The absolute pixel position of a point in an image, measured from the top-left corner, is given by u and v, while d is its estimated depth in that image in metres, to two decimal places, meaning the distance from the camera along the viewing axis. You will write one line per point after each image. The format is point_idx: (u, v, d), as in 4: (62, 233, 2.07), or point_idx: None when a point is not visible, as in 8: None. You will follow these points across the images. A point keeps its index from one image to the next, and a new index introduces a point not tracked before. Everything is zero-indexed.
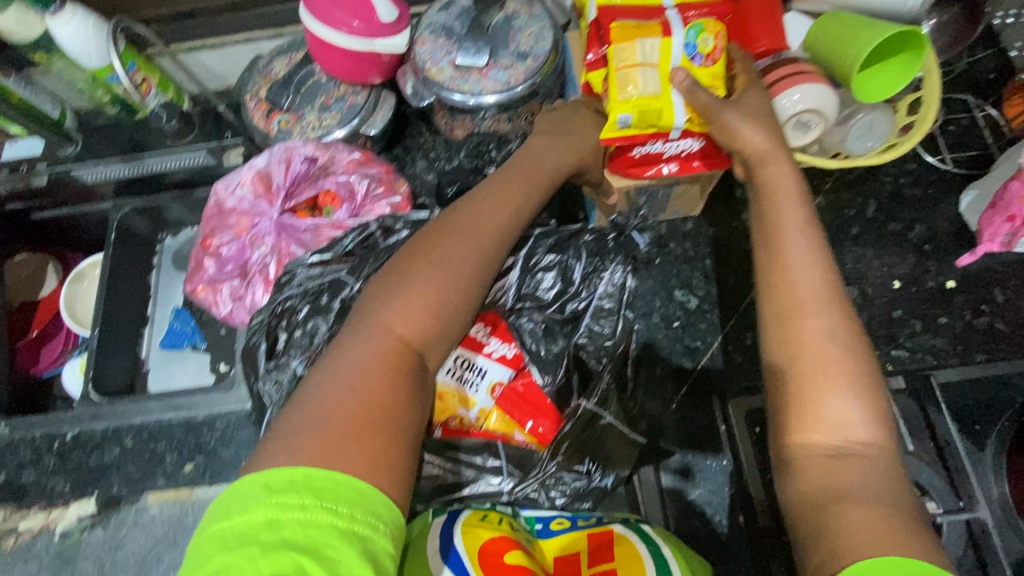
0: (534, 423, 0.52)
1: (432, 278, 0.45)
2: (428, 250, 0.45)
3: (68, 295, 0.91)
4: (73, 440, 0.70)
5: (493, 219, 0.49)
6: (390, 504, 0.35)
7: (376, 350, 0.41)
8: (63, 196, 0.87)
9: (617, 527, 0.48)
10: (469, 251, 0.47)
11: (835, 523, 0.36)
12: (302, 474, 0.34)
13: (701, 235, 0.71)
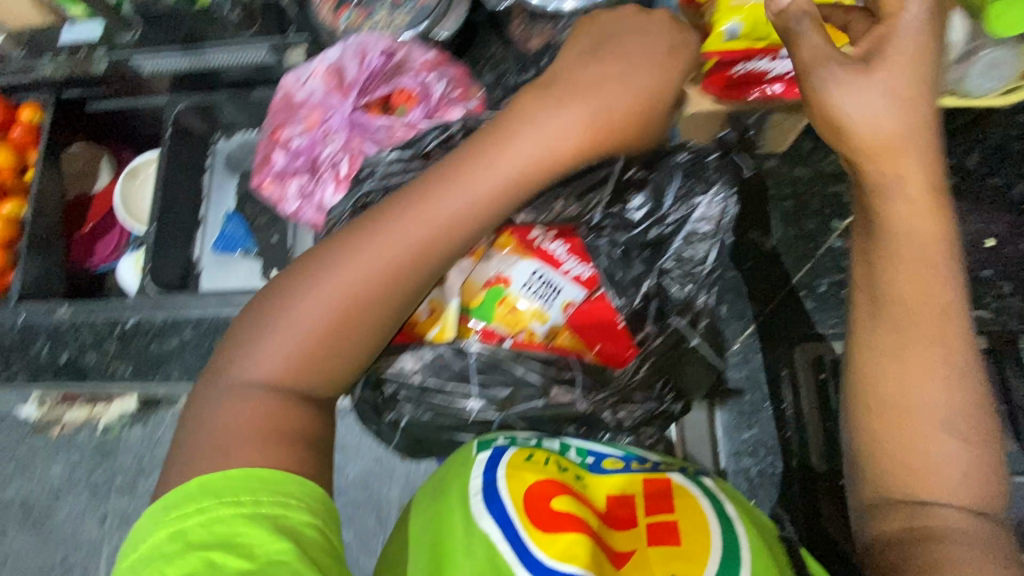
0: (607, 346, 0.52)
1: (350, 307, 0.45)
2: (361, 275, 0.44)
3: (123, 190, 0.92)
4: (133, 328, 0.71)
5: (420, 231, 0.45)
6: (304, 487, 0.42)
7: (286, 349, 0.45)
8: (120, 86, 0.85)
9: (675, 477, 0.49)
10: (388, 272, 0.45)
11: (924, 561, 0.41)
12: (202, 486, 0.40)
13: (783, 174, 0.67)
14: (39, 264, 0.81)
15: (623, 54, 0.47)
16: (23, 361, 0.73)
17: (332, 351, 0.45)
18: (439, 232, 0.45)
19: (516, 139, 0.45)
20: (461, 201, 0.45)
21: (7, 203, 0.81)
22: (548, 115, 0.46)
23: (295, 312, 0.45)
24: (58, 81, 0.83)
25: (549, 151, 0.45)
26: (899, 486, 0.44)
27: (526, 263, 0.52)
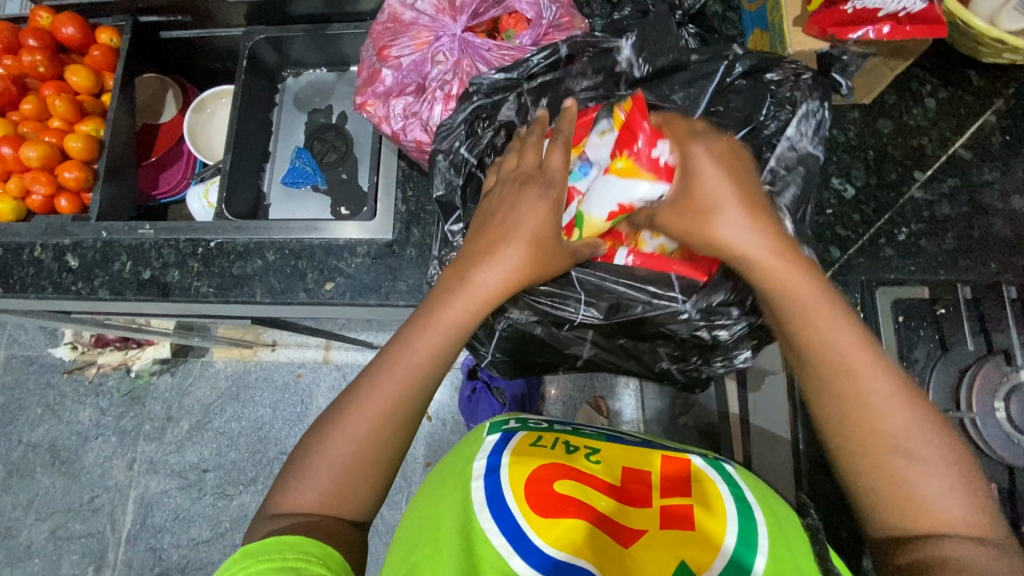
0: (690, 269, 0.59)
1: (359, 447, 0.52)
2: (365, 405, 0.53)
3: (192, 122, 0.92)
4: (217, 248, 0.73)
5: (393, 384, 0.53)
6: (320, 547, 0.48)
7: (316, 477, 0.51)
8: (198, 13, 0.84)
9: (696, 461, 0.56)
10: (380, 416, 0.52)
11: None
12: (242, 554, 0.47)
13: (868, 124, 0.68)
14: (114, 187, 0.82)
15: (528, 204, 0.54)
16: (104, 277, 0.73)
17: (351, 484, 0.52)
18: (409, 374, 0.53)
19: (445, 295, 0.54)
20: (417, 346, 0.53)
21: (86, 124, 0.81)
22: (484, 279, 0.53)
23: (303, 477, 0.52)
24: (140, 4, 0.82)
25: (499, 292, 0.53)
26: (891, 519, 0.48)
27: (643, 188, 0.54)
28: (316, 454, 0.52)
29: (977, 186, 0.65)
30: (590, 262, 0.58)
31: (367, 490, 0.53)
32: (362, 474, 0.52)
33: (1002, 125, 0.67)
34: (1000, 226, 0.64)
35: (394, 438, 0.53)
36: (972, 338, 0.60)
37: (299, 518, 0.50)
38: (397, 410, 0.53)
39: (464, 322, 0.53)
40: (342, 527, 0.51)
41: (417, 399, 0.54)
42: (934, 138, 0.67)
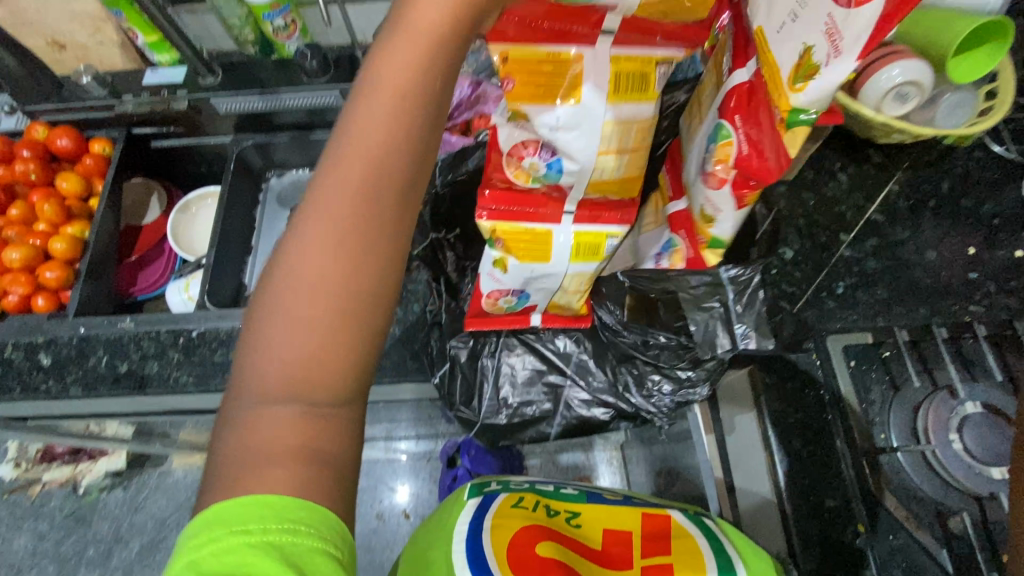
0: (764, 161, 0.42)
1: (302, 327, 0.37)
2: (321, 224, 0.37)
3: (175, 222, 0.96)
4: (198, 337, 0.74)
5: (349, 186, 0.38)
6: (315, 509, 0.36)
7: (292, 344, 0.37)
8: (189, 124, 0.92)
9: (675, 516, 0.58)
10: (317, 274, 0.37)
11: None
12: (207, 513, 0.36)
13: (795, 196, 0.78)
14: (93, 285, 0.83)
15: None
16: (78, 373, 0.72)
17: (311, 377, 0.37)
18: (349, 196, 0.37)
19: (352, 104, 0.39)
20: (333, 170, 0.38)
21: (71, 226, 0.86)
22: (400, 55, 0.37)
23: (269, 351, 0.38)
24: (136, 118, 0.89)
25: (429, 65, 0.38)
26: None
27: None
28: (276, 317, 0.38)
29: (895, 243, 0.75)
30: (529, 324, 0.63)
31: (344, 369, 0.38)
32: (324, 353, 0.37)
33: (904, 193, 0.78)
34: (920, 276, 0.72)
35: (347, 297, 0.37)
36: (917, 375, 0.66)
37: (260, 484, 0.36)
38: (363, 219, 0.38)
39: (386, 118, 0.38)
40: (320, 435, 0.38)
41: (356, 235, 0.38)
42: (851, 206, 0.77)
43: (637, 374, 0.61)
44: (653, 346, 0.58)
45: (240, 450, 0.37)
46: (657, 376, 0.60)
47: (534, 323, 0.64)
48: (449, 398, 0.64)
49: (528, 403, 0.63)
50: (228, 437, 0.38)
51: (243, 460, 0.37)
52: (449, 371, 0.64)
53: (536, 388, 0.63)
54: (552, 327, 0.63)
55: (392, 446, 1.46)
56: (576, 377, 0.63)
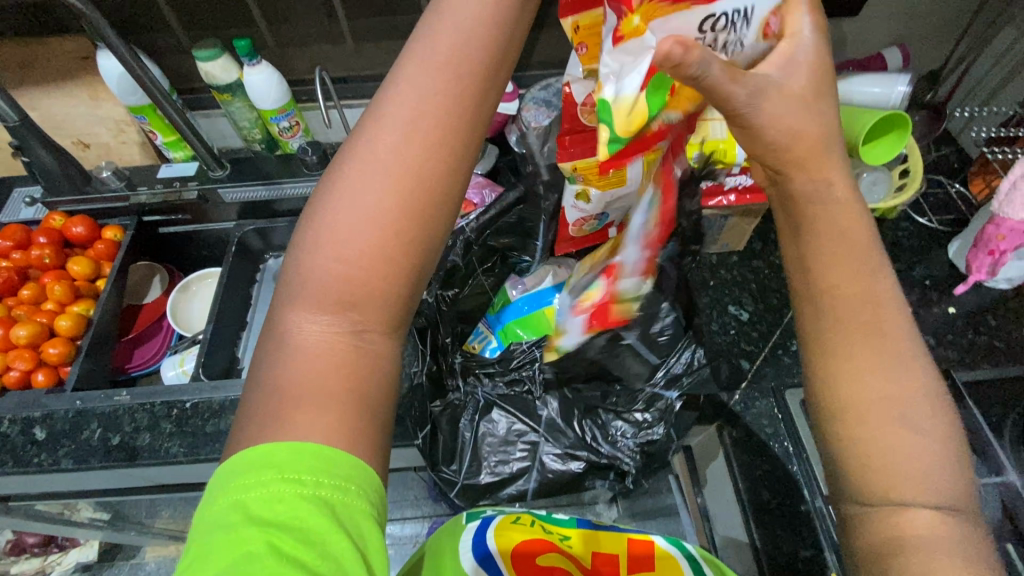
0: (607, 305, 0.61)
1: (365, 228, 0.42)
2: (385, 144, 0.43)
3: (175, 301, 1.01)
4: (192, 409, 0.77)
5: (408, 113, 0.44)
6: (362, 468, 0.39)
7: (358, 242, 0.42)
8: (195, 212, 1.00)
9: (658, 540, 0.60)
10: (380, 188, 0.43)
11: (878, 448, 0.41)
12: (260, 455, 0.38)
13: (745, 264, 0.86)
14: (92, 362, 0.88)
15: None
16: (71, 446, 0.74)
17: (365, 294, 0.42)
18: (412, 120, 0.44)
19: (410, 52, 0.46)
20: (389, 107, 0.44)
21: (77, 305, 0.92)
22: (455, 14, 0.46)
23: (334, 249, 0.42)
24: (148, 206, 0.98)
25: (481, 26, 0.46)
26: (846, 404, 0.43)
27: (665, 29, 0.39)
28: (342, 219, 0.42)
29: None
30: (492, 389, 0.68)
31: (395, 282, 0.43)
32: (382, 263, 0.42)
33: None
34: None
35: (404, 214, 0.43)
36: None
37: (308, 429, 0.39)
38: (427, 138, 0.44)
39: (448, 64, 0.45)
40: (368, 366, 0.42)
41: (418, 158, 0.43)
42: None
43: (604, 427, 0.65)
44: (611, 395, 0.67)
45: (278, 387, 0.40)
46: (621, 423, 0.65)
47: (505, 386, 0.69)
48: (431, 458, 0.65)
49: (502, 458, 0.65)
50: (271, 361, 0.42)
51: (291, 395, 0.40)
52: (430, 433, 0.66)
53: (513, 447, 0.65)
54: (526, 387, 0.68)
55: None
56: (548, 432, 0.65)
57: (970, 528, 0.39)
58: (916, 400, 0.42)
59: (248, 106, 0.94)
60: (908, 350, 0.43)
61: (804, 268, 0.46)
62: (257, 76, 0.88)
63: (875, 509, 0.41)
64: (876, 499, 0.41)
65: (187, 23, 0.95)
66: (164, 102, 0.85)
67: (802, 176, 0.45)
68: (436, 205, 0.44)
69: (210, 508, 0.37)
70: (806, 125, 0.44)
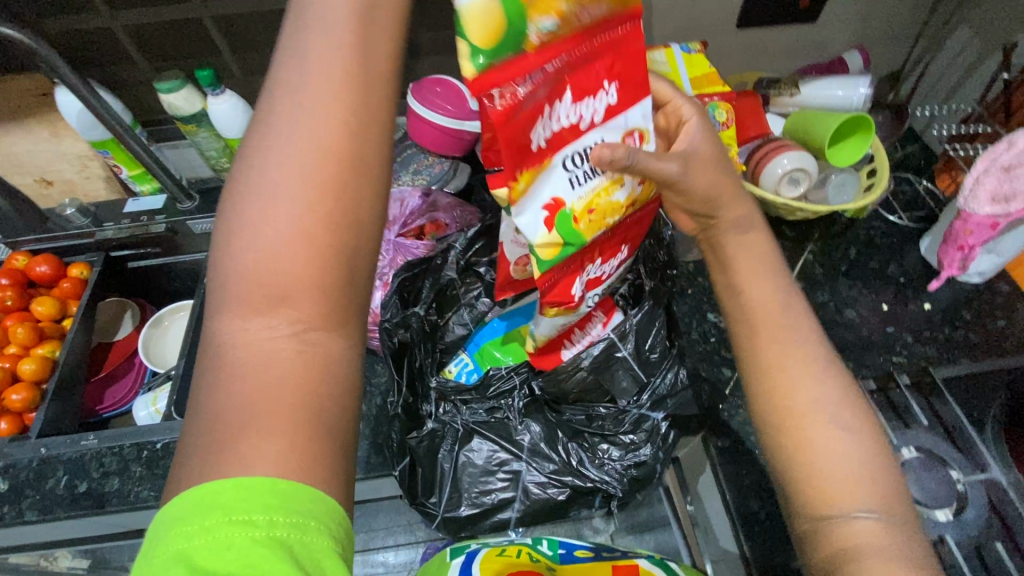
0: (564, 287, 0.52)
1: (285, 209, 0.39)
2: (293, 120, 0.40)
3: (147, 336, 0.98)
4: (163, 449, 0.74)
5: (314, 87, 0.41)
6: (323, 501, 0.36)
7: (280, 223, 0.39)
8: (165, 245, 0.98)
9: (642, 563, 0.59)
10: (297, 168, 0.40)
11: (816, 449, 0.44)
12: (205, 497, 0.34)
13: None
14: (59, 405, 0.85)
15: None
16: (35, 497, 0.71)
17: (298, 284, 0.38)
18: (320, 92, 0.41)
19: (308, 29, 0.43)
20: (294, 81, 0.41)
21: (43, 347, 0.90)
22: None
23: (254, 235, 0.39)
24: (115, 242, 0.96)
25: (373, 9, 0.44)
26: (777, 410, 0.46)
27: None
28: (258, 202, 0.39)
29: (817, 306, 0.83)
30: (478, 415, 0.66)
31: (326, 264, 0.39)
32: (308, 243, 0.39)
33: (819, 260, 0.88)
34: (843, 333, 0.80)
35: (327, 192, 0.40)
36: None
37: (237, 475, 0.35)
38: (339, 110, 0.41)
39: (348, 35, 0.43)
40: (318, 372, 0.38)
41: (331, 131, 0.41)
42: None
43: (590, 452, 0.64)
44: (596, 418, 0.66)
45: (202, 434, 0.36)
46: (610, 448, 0.64)
47: (485, 413, 0.66)
48: (410, 491, 0.64)
49: (484, 488, 0.63)
50: (199, 401, 0.38)
51: (236, 419, 0.36)
52: (409, 466, 0.64)
53: (493, 477, 0.63)
54: (505, 414, 0.66)
55: (371, 557, 1.38)
56: (533, 457, 0.64)
57: (905, 528, 0.41)
58: (834, 408, 0.45)
59: (214, 136, 0.93)
60: (818, 363, 0.47)
61: (737, 294, 0.51)
62: (222, 104, 0.87)
63: (828, 520, 0.42)
64: (825, 504, 0.43)
65: (149, 54, 0.94)
66: (126, 135, 0.84)
67: (729, 215, 0.52)
68: (361, 180, 0.41)
69: (148, 562, 0.33)
70: (719, 186, 0.50)
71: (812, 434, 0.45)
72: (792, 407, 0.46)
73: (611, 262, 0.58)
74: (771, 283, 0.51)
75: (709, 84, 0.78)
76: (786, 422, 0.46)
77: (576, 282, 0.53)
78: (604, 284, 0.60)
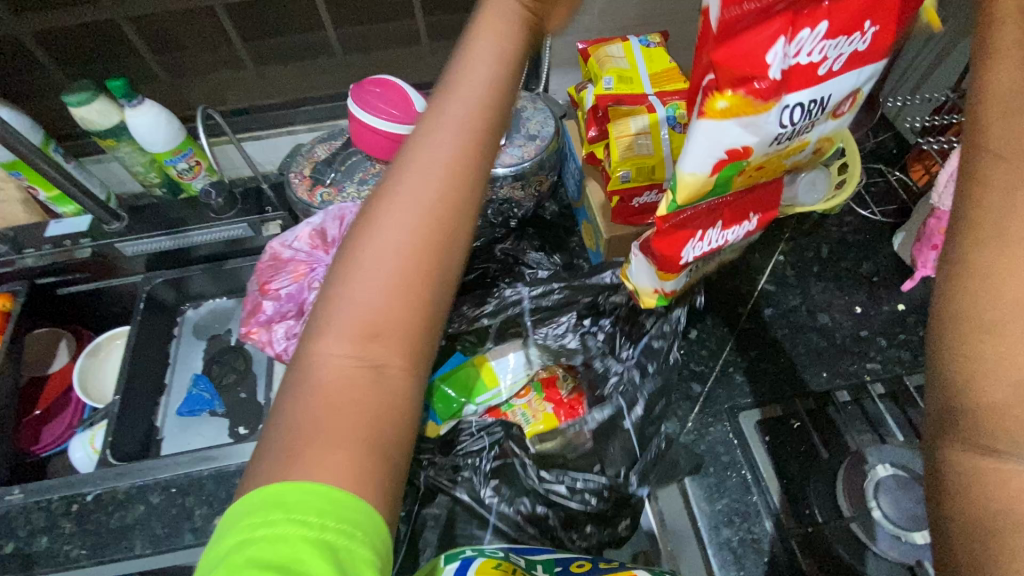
0: (760, 57, 0.35)
1: (388, 255, 0.42)
2: (418, 180, 0.43)
3: (82, 368, 0.91)
4: (94, 502, 0.69)
5: (442, 153, 0.44)
6: (371, 517, 0.36)
7: (385, 277, 0.42)
8: (96, 269, 0.90)
9: None
10: (415, 218, 0.43)
11: (1011, 358, 0.27)
12: (273, 494, 0.35)
13: None
14: None
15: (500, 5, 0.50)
16: None
17: (390, 332, 0.41)
18: (444, 159, 0.44)
19: (457, 97, 0.46)
20: (425, 145, 0.45)
21: None
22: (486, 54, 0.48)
23: (353, 279, 0.42)
24: (37, 269, 0.88)
25: (495, 77, 0.48)
26: (1000, 286, 0.28)
27: None
28: (367, 247, 0.42)
29: (789, 310, 0.79)
30: (446, 474, 0.61)
31: (413, 314, 0.42)
32: (398, 296, 0.41)
33: (790, 261, 0.84)
34: (816, 340, 0.76)
35: (421, 252, 0.43)
36: (824, 447, 0.67)
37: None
38: (458, 175, 0.44)
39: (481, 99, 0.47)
40: (382, 421, 0.40)
41: (445, 209, 0.44)
42: (744, 280, 0.82)
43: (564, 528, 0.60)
44: (578, 491, 0.60)
45: None
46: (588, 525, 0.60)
47: (449, 474, 0.61)
48: None
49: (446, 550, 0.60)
50: None
51: None
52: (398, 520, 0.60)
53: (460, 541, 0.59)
54: (470, 475, 0.60)
55: None
56: (502, 523, 0.58)
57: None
58: None
59: (138, 150, 0.85)
60: None
61: (1016, 112, 0.28)
62: (139, 117, 0.79)
63: (976, 455, 0.29)
64: (985, 442, 0.28)
65: (59, 59, 0.84)
66: (36, 159, 0.75)
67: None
68: (449, 252, 0.44)
69: (215, 549, 0.35)
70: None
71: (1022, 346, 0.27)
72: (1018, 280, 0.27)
73: (844, 43, 0.38)
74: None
75: (669, 80, 0.72)
76: (999, 306, 0.28)
77: (777, 45, 0.35)
78: (819, 90, 0.40)
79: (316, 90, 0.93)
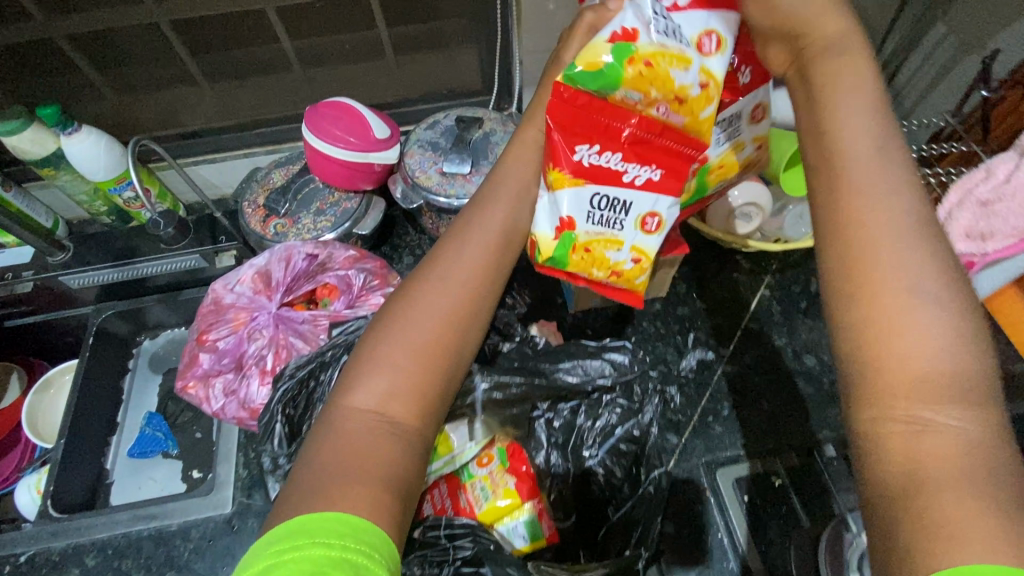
0: None
1: (407, 347, 0.47)
2: (437, 288, 0.50)
3: (31, 405, 0.87)
4: (26, 563, 0.65)
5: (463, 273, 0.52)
6: (387, 543, 0.36)
7: (404, 358, 0.46)
8: (43, 302, 0.85)
9: None
10: (437, 316, 0.49)
11: (893, 342, 0.37)
12: (295, 525, 0.36)
13: (669, 314, 0.77)
14: None
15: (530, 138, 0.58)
16: None
17: (411, 399, 0.45)
18: (465, 276, 0.52)
19: (481, 220, 0.55)
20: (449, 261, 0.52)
21: None
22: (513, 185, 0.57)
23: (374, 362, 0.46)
24: None
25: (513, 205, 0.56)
26: (832, 280, 0.40)
27: None
28: (389, 337, 0.47)
29: (773, 352, 0.74)
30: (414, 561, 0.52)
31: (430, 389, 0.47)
32: (423, 374, 0.46)
33: (776, 296, 0.78)
34: (802, 386, 0.71)
35: (442, 336, 0.49)
36: (806, 512, 0.62)
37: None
38: (474, 292, 0.52)
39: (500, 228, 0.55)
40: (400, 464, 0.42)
41: (472, 298, 0.52)
42: (727, 317, 0.77)
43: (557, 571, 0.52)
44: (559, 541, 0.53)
45: None
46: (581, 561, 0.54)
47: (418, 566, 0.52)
48: None
49: None
50: None
51: None
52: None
53: None
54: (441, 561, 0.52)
55: None
56: None
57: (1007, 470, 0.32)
58: (930, 303, 0.36)
59: (81, 178, 0.79)
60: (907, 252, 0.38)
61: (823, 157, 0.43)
62: (76, 146, 0.73)
63: (893, 425, 0.35)
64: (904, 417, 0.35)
65: None
66: None
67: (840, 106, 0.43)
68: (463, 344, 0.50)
69: None
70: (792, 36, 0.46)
71: (893, 325, 0.37)
72: (869, 270, 0.39)
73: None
74: (867, 172, 0.41)
75: None
76: (867, 301, 0.38)
77: None
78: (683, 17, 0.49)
79: (275, 109, 0.86)
